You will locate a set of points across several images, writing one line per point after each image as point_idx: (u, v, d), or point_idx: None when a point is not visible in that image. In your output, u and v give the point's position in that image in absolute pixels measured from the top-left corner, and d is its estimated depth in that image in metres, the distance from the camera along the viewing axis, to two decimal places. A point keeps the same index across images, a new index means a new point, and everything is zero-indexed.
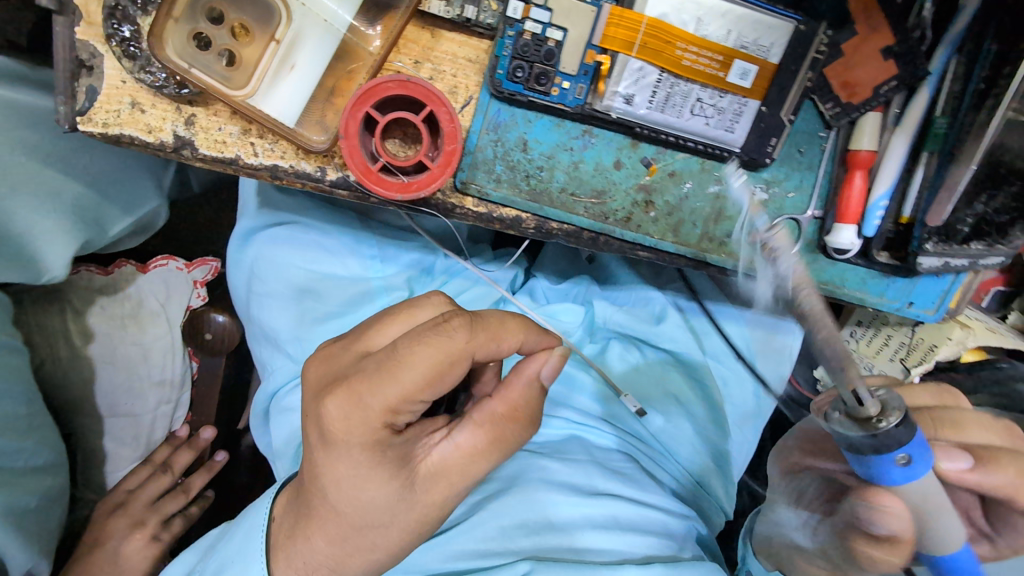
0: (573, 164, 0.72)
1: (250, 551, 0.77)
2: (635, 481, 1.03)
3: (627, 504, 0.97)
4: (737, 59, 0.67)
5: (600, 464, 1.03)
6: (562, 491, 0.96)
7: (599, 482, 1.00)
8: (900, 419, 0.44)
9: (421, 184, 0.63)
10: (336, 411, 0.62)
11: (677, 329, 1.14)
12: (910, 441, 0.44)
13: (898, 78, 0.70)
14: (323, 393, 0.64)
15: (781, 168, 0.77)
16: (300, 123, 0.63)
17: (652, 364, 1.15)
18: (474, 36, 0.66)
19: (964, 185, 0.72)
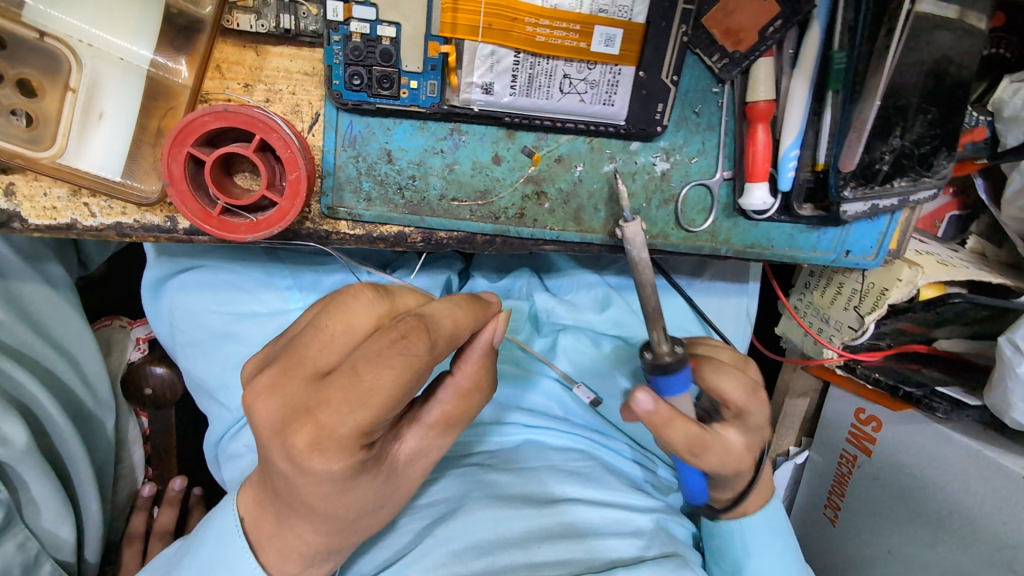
0: (447, 167, 0.66)
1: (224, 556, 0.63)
2: (595, 480, 0.99)
3: (584, 506, 0.93)
4: (598, 25, 0.60)
5: (554, 467, 1.00)
6: (514, 504, 0.89)
7: (554, 488, 0.96)
8: (666, 369, 0.65)
9: (271, 220, 0.57)
10: (295, 438, 0.49)
11: (621, 313, 1.10)
12: (666, 386, 0.66)
13: (782, 16, 0.64)
14: (281, 429, 0.50)
15: (678, 133, 0.71)
16: (130, 174, 0.57)
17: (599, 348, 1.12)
18: (303, 46, 0.58)
19: (874, 121, 0.67)
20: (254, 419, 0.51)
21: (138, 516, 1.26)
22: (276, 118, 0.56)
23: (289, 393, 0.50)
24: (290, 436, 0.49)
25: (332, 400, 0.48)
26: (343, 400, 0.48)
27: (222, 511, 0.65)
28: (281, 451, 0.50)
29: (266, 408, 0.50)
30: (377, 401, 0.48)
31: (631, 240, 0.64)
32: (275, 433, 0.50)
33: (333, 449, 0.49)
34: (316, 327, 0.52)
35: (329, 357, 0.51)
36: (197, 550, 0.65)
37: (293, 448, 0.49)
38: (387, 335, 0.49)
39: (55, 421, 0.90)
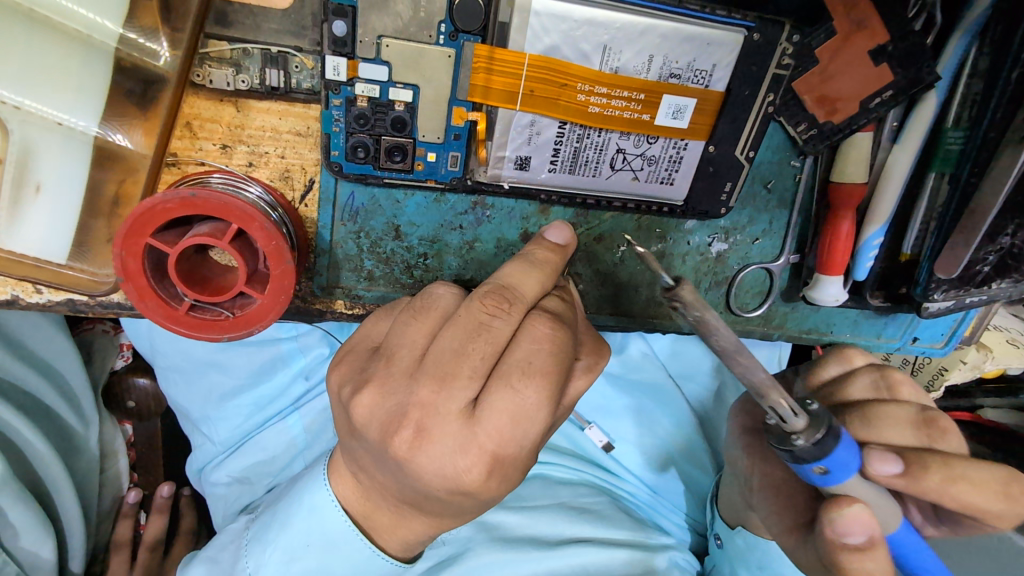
0: (467, 244, 0.55)
1: (323, 538, 0.62)
2: (612, 519, 0.85)
3: (596, 547, 0.80)
4: (666, 95, 0.48)
5: (565, 505, 0.86)
6: (518, 547, 0.79)
7: (564, 529, 0.83)
8: (817, 437, 0.39)
9: (251, 318, 0.47)
10: (467, 473, 0.41)
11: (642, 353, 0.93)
12: (831, 457, 0.40)
13: (894, 87, 0.51)
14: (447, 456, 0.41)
15: (742, 211, 0.59)
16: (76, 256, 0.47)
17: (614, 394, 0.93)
18: (296, 101, 0.46)
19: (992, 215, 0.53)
20: (411, 470, 0.42)
21: (121, 524, 0.98)
22: (254, 187, 0.47)
23: (446, 433, 0.41)
24: (457, 474, 0.42)
25: (504, 430, 0.41)
26: (511, 424, 0.41)
27: (309, 492, 0.63)
28: (444, 491, 0.43)
29: (425, 457, 0.41)
30: (546, 409, 0.42)
31: (693, 298, 0.37)
32: (440, 478, 0.42)
33: (506, 473, 0.43)
34: (443, 353, 0.42)
35: (471, 386, 0.41)
36: (291, 527, 0.63)
37: (470, 486, 0.42)
38: (531, 333, 0.43)
39: (36, 448, 0.80)
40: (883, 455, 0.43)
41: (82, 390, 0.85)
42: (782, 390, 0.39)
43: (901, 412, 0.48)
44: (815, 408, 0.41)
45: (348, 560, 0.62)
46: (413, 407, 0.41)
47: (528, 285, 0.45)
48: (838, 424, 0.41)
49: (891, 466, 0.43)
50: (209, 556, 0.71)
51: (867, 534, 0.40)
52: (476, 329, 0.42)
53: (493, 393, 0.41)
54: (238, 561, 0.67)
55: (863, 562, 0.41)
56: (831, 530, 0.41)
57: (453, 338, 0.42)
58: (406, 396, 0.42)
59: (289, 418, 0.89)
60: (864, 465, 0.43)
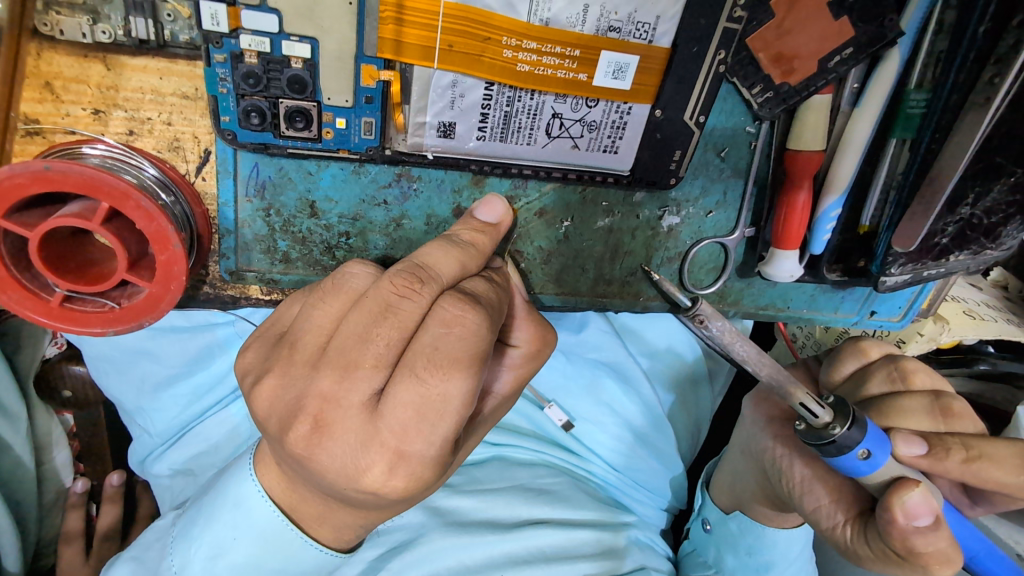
0: (394, 222, 0.50)
1: (253, 529, 0.52)
2: (571, 499, 0.82)
3: (554, 529, 0.78)
4: (605, 51, 0.43)
5: (522, 486, 0.82)
6: (474, 531, 0.75)
7: (520, 511, 0.80)
8: (848, 421, 0.43)
9: (139, 309, 0.41)
10: (369, 471, 0.38)
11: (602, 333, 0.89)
12: (867, 437, 0.43)
13: (855, 44, 0.46)
14: (346, 454, 0.37)
15: (694, 182, 0.55)
16: None
17: (573, 373, 0.89)
18: (177, 58, 0.40)
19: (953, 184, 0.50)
20: (312, 468, 0.38)
21: (71, 517, 0.91)
22: (146, 166, 0.42)
23: (348, 429, 0.37)
24: (360, 472, 0.38)
25: (410, 426, 0.37)
26: (418, 420, 0.37)
27: (232, 484, 0.53)
28: (349, 491, 0.39)
29: (326, 454, 0.37)
30: (459, 403, 0.37)
31: (709, 312, 0.49)
32: (344, 477, 0.38)
33: (419, 475, 0.39)
34: (346, 345, 0.38)
35: (375, 376, 0.37)
36: (215, 521, 0.53)
37: (375, 486, 0.38)
38: (441, 317, 0.38)
39: None
40: (909, 437, 0.46)
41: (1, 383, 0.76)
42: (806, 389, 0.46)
43: (919, 404, 0.51)
44: (833, 400, 0.46)
45: (282, 552, 0.53)
46: (310, 399, 0.37)
47: (445, 264, 0.41)
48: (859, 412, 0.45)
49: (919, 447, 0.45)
50: (134, 555, 0.59)
51: (932, 513, 0.41)
52: (383, 313, 0.38)
53: (397, 383, 0.37)
54: (164, 561, 0.56)
55: (934, 542, 0.42)
56: (903, 516, 0.42)
57: (360, 320, 0.38)
58: (306, 387, 0.38)
59: (231, 406, 0.84)
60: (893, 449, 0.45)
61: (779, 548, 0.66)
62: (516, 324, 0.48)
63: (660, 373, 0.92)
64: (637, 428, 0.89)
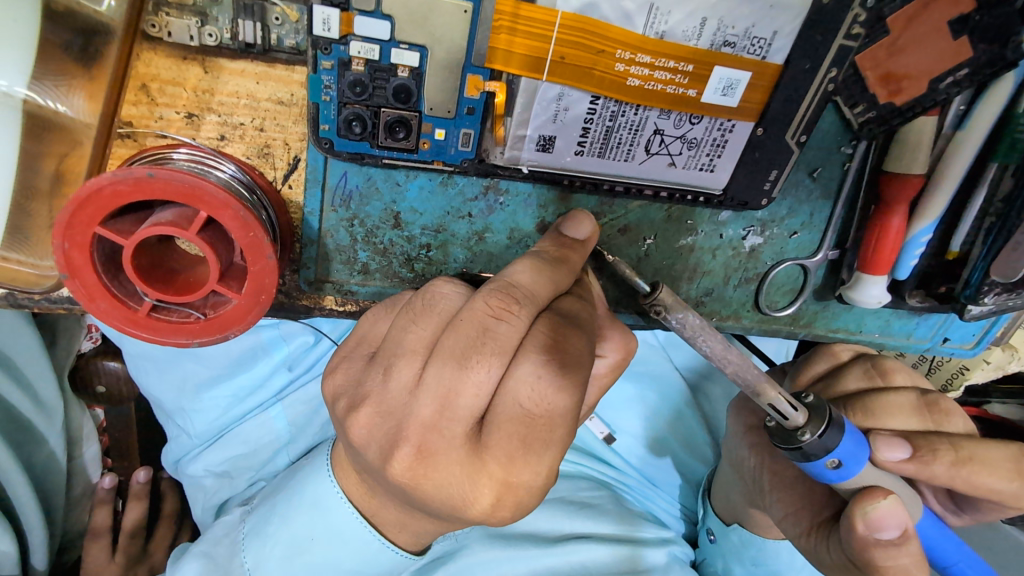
0: (476, 235, 0.48)
1: (333, 530, 0.52)
2: (612, 511, 0.80)
3: (595, 544, 0.75)
4: (717, 67, 0.41)
5: (564, 498, 0.81)
6: (516, 543, 0.74)
7: (562, 525, 0.78)
8: (821, 429, 0.44)
9: (226, 320, 0.40)
10: (475, 503, 0.37)
11: (647, 346, 0.87)
12: (839, 449, 0.44)
13: (972, 65, 0.44)
14: (453, 483, 0.36)
15: (782, 201, 0.53)
16: (30, 246, 0.40)
17: (617, 388, 0.86)
18: (277, 62, 0.39)
19: None
20: (416, 494, 0.37)
21: (98, 513, 0.87)
22: (226, 165, 0.40)
23: (453, 460, 0.35)
24: (465, 502, 0.37)
25: (516, 456, 0.36)
26: (525, 450, 0.36)
27: (310, 483, 0.53)
28: (451, 515, 0.38)
29: (431, 483, 0.36)
30: (564, 428, 0.37)
31: (674, 306, 0.43)
32: (448, 504, 0.37)
33: (522, 501, 0.38)
34: (444, 370, 0.35)
35: (479, 406, 0.36)
36: (292, 518, 0.54)
37: (481, 514, 0.37)
38: (547, 339, 0.37)
39: None
40: (891, 441, 0.49)
41: (41, 374, 0.75)
42: (779, 387, 0.45)
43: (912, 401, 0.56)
44: (812, 402, 0.46)
45: (360, 552, 0.52)
46: (412, 428, 0.36)
47: (546, 285, 0.39)
48: (838, 417, 0.46)
49: (899, 451, 0.48)
50: (204, 550, 0.58)
51: (900, 527, 0.43)
52: (481, 336, 0.35)
53: (506, 411, 0.35)
54: (235, 559, 0.56)
55: (896, 557, 0.44)
56: (864, 525, 0.44)
57: (459, 343, 0.35)
58: (405, 417, 0.36)
59: (271, 410, 0.81)
60: (874, 452, 0.48)
61: (782, 559, 0.69)
62: (603, 349, 0.46)
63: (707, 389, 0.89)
64: (682, 448, 0.85)
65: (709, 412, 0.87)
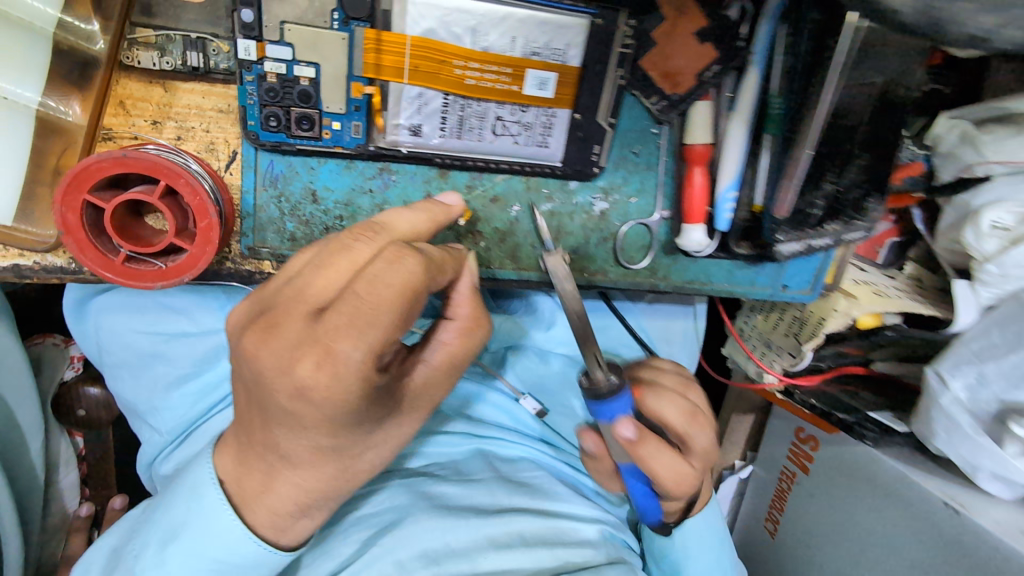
0: (377, 207, 0.63)
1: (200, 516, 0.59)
2: (546, 490, 0.94)
3: (529, 518, 0.87)
4: (530, 69, 0.58)
5: (503, 479, 0.93)
6: (458, 513, 0.83)
7: (502, 501, 0.89)
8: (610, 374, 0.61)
9: (181, 267, 0.54)
10: (299, 366, 0.41)
11: (569, 335, 1.04)
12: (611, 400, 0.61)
13: (719, 61, 0.63)
14: (285, 358, 0.42)
15: (617, 173, 0.70)
16: (30, 220, 0.54)
17: (550, 372, 1.03)
18: (217, 82, 0.55)
19: (806, 169, 0.67)
20: (254, 367, 0.43)
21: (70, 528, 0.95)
22: (186, 159, 0.54)
23: (286, 332, 0.42)
24: (292, 367, 0.42)
25: (340, 328, 0.40)
26: (348, 326, 0.40)
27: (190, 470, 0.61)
28: (285, 396, 0.43)
29: (265, 350, 0.42)
30: (387, 316, 0.41)
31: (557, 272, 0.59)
32: (278, 373, 0.42)
33: (345, 379, 0.41)
34: (303, 267, 0.43)
35: (320, 296, 0.42)
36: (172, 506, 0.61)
37: (303, 380, 0.41)
38: (384, 254, 0.42)
39: None
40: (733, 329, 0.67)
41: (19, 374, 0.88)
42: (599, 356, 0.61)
43: None
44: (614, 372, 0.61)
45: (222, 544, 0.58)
46: (266, 308, 0.44)
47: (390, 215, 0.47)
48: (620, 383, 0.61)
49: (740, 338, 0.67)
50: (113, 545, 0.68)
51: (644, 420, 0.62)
52: (337, 246, 0.43)
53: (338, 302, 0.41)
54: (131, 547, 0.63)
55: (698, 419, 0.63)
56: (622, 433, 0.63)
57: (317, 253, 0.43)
58: (266, 300, 0.44)
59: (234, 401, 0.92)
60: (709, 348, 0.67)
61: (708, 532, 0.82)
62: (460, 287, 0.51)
63: None
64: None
65: None
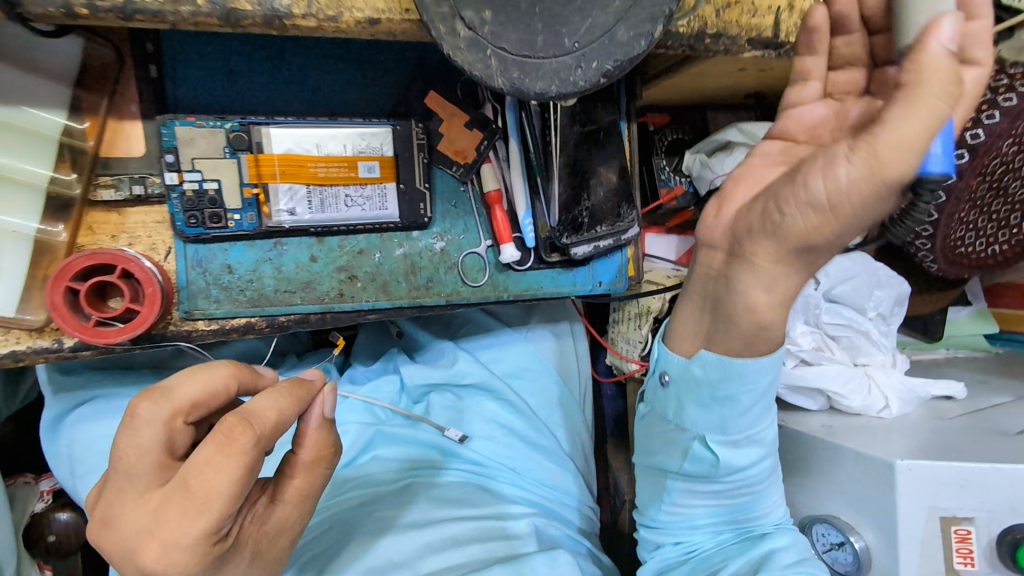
0: (277, 269, 0.92)
1: None
2: (475, 501, 1.13)
3: (461, 524, 1.05)
4: (360, 161, 0.91)
5: (436, 498, 1.11)
6: (396, 529, 1.02)
7: (436, 514, 1.07)
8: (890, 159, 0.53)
9: (136, 324, 0.80)
10: (145, 554, 0.56)
11: (472, 367, 1.26)
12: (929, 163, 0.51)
13: (485, 138, 0.98)
14: (130, 537, 0.56)
15: (445, 221, 1.01)
16: (23, 310, 0.78)
17: (465, 401, 1.26)
18: (155, 203, 0.85)
19: (561, 193, 1.02)
20: (109, 541, 0.57)
21: None
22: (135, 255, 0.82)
23: (130, 518, 0.56)
24: (139, 547, 0.56)
25: (175, 513, 0.55)
26: (181, 514, 0.55)
27: None
28: (138, 566, 0.57)
29: (115, 527, 0.57)
30: (213, 508, 0.55)
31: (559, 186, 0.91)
32: (129, 549, 0.57)
33: (181, 558, 0.56)
34: (141, 437, 0.56)
35: (158, 474, 0.57)
36: None
37: (148, 563, 0.56)
38: (213, 443, 0.55)
39: None
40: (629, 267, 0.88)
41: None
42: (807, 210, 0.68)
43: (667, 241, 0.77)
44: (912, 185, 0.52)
45: None
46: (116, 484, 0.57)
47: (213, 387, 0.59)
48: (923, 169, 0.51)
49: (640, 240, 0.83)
50: None
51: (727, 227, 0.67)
52: (177, 405, 0.58)
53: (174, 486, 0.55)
54: None
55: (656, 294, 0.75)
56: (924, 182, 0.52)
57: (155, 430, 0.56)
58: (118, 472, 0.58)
59: None
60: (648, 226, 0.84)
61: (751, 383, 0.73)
62: (308, 434, 0.66)
63: (529, 389, 1.30)
64: (520, 431, 1.25)
65: (534, 407, 1.29)
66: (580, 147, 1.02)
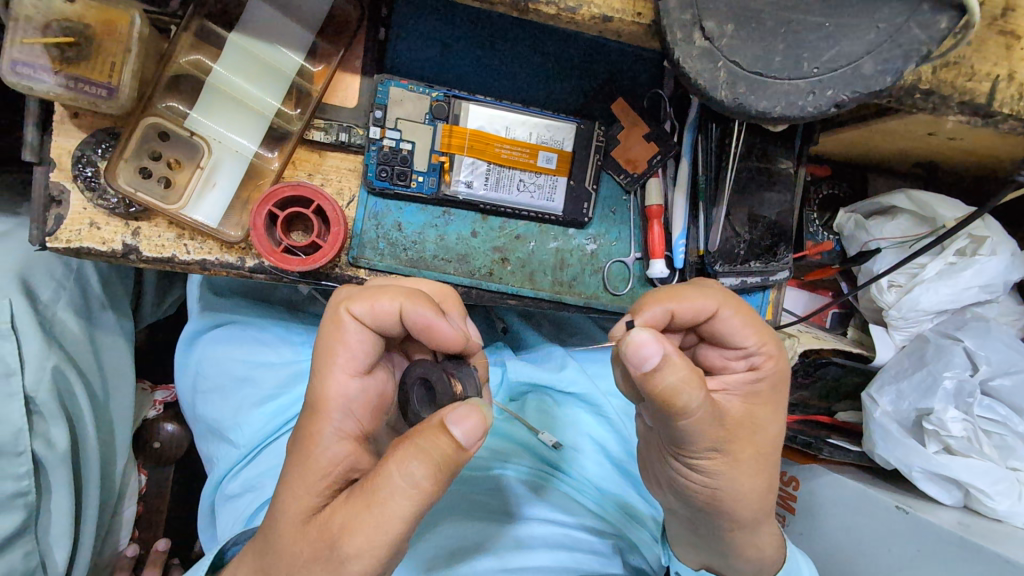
0: (439, 237, 0.94)
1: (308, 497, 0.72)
2: (563, 504, 1.14)
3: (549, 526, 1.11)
4: (541, 151, 0.94)
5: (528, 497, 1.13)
6: (489, 518, 1.08)
7: (524, 508, 1.11)
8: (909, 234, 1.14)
9: (315, 258, 0.85)
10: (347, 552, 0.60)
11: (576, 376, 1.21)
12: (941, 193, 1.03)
13: (660, 152, 0.98)
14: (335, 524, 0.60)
15: (601, 225, 1.01)
16: (222, 224, 0.85)
17: (564, 406, 1.23)
18: (350, 151, 0.90)
19: (725, 220, 0.99)
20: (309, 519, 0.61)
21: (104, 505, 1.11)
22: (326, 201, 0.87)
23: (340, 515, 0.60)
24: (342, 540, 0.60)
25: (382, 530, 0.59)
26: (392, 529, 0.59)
27: None
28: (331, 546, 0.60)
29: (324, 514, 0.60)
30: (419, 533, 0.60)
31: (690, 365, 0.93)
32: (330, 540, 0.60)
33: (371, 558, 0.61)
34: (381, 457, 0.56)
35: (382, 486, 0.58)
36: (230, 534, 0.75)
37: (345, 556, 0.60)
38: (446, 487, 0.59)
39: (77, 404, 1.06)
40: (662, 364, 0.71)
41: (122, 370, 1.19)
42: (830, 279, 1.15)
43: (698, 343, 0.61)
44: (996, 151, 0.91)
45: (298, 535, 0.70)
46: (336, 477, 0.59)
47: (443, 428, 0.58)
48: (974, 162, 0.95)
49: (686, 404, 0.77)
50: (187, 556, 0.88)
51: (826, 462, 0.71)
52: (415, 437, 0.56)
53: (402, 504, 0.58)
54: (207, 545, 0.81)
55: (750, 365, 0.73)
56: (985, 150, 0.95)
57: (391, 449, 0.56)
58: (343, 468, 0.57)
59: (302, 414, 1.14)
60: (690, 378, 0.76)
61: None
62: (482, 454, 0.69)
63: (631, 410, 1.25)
64: (613, 451, 1.20)
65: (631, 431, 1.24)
66: (748, 182, 1.00)
